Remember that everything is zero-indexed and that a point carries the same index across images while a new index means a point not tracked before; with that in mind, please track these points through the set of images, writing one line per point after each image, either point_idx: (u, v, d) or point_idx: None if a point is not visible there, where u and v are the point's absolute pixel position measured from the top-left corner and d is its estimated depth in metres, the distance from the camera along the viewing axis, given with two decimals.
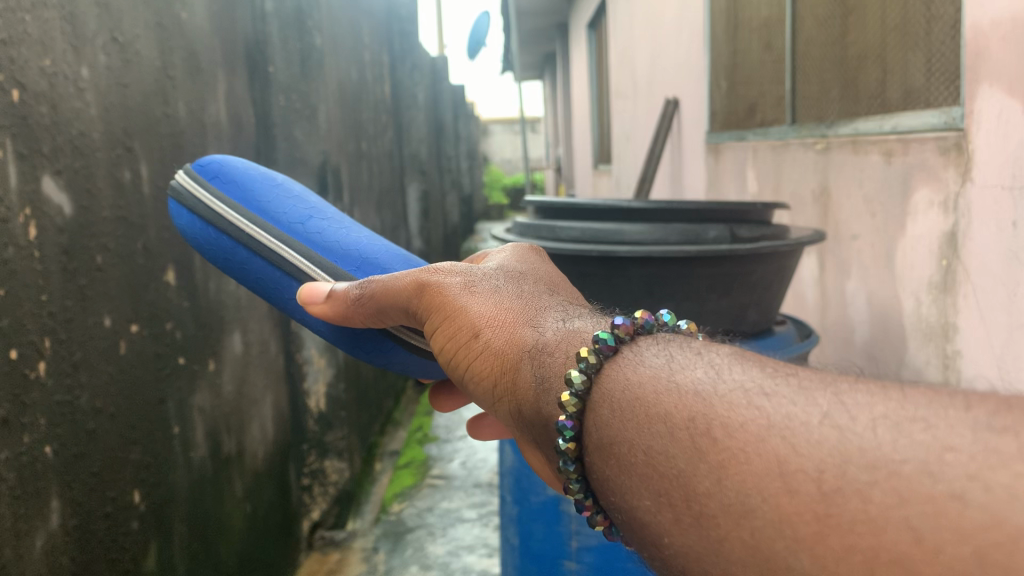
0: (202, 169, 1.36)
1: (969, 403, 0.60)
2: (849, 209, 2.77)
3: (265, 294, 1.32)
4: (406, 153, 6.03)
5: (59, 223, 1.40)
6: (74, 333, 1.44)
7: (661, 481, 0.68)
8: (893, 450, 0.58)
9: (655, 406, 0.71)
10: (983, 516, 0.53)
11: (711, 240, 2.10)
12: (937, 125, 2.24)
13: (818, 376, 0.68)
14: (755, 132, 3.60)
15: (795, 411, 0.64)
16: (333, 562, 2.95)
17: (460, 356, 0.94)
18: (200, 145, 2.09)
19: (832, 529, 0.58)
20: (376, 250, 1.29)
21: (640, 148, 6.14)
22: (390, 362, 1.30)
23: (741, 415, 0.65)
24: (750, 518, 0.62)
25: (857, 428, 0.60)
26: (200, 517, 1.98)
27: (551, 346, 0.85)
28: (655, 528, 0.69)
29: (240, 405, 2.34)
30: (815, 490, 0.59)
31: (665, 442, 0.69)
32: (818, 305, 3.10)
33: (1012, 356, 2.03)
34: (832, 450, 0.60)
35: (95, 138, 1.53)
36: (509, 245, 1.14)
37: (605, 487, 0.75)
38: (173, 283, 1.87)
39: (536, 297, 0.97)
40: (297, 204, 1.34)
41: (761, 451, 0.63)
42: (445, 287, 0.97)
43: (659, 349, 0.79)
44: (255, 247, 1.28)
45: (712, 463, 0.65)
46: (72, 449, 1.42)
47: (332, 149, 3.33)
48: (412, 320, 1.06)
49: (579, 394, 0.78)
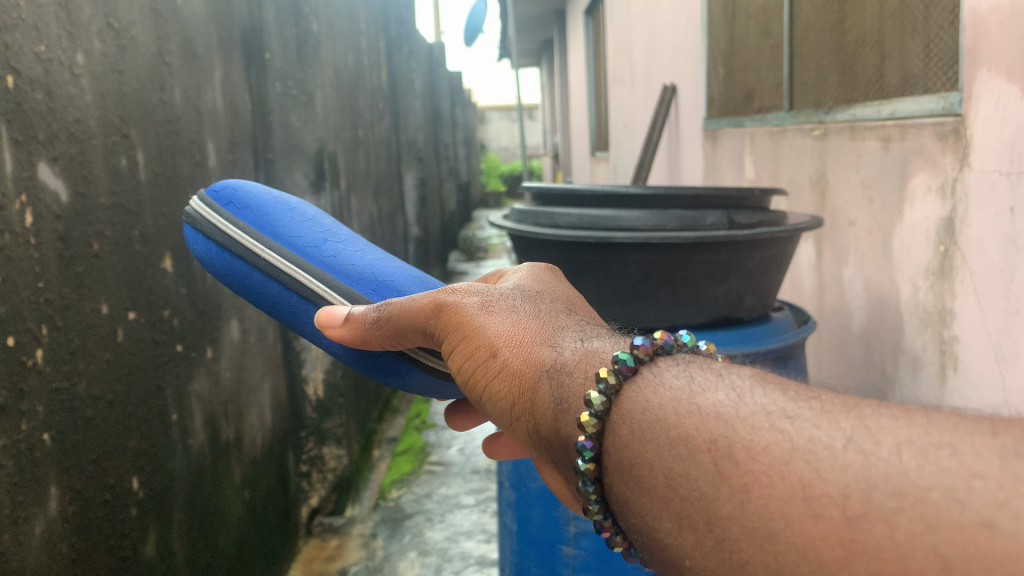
0: (217, 195, 1.36)
1: (995, 429, 0.59)
2: (847, 195, 2.77)
3: (285, 320, 1.31)
4: (403, 139, 6.01)
5: (55, 209, 1.40)
6: (72, 320, 1.44)
7: (683, 504, 0.67)
8: (918, 477, 0.57)
9: (676, 428, 0.70)
10: (1014, 545, 0.52)
11: (709, 226, 2.09)
12: (936, 111, 2.24)
13: (841, 400, 0.66)
14: (753, 118, 3.59)
15: (818, 434, 0.63)
16: (332, 547, 2.95)
17: (478, 377, 0.94)
18: (195, 130, 2.08)
19: (860, 554, 0.57)
20: (392, 272, 1.27)
21: (638, 134, 6.13)
22: (406, 384, 1.29)
23: (764, 437, 0.64)
24: (773, 542, 0.61)
25: (883, 453, 0.59)
26: (198, 504, 1.98)
27: (569, 366, 0.85)
28: (676, 550, 0.69)
29: (237, 392, 2.33)
30: (840, 515, 0.58)
31: (687, 464, 0.68)
32: (815, 291, 3.11)
33: (1009, 341, 2.04)
34: (857, 475, 0.59)
35: (91, 124, 1.52)
36: (525, 265, 1.13)
37: (625, 508, 0.74)
38: (169, 271, 1.87)
39: (555, 316, 0.96)
40: (312, 227, 1.33)
41: (784, 474, 0.62)
42: (462, 307, 0.97)
43: (679, 371, 0.77)
44: (271, 271, 1.27)
45: (734, 487, 0.64)
46: (71, 437, 1.42)
47: (329, 136, 3.32)
48: (429, 341, 1.06)
49: (599, 415, 0.76)
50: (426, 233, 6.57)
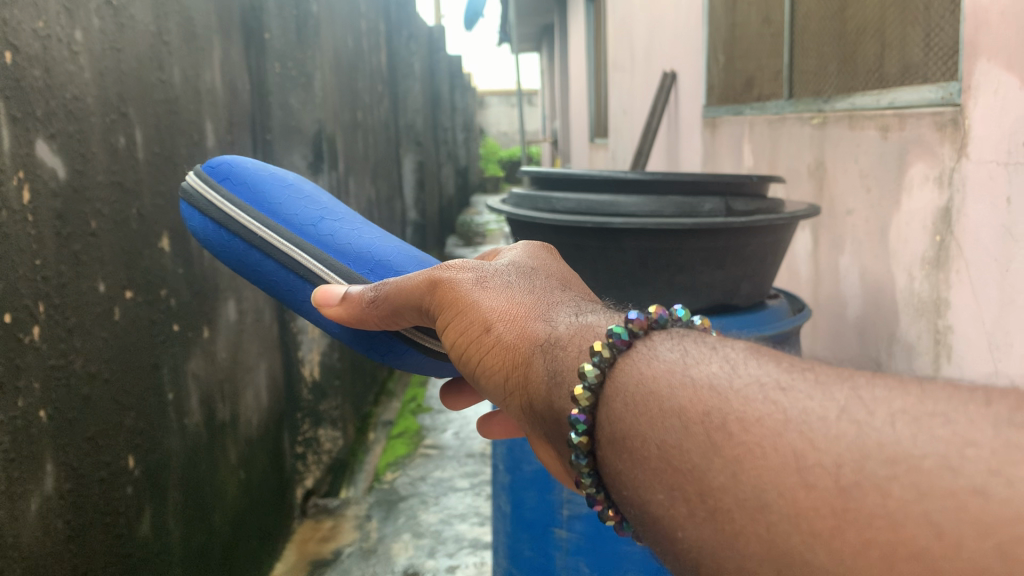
0: (212, 170, 1.36)
1: (988, 399, 0.60)
2: (844, 184, 2.78)
3: (282, 298, 1.32)
4: (402, 124, 6.00)
5: (53, 186, 1.40)
6: (68, 298, 1.45)
7: (675, 475, 0.68)
8: (912, 446, 0.58)
9: (670, 400, 0.71)
10: (1005, 510, 0.53)
11: (706, 213, 2.09)
12: (934, 100, 2.25)
13: (835, 371, 0.68)
14: (752, 106, 3.59)
15: (812, 405, 0.64)
16: (326, 528, 2.98)
17: (471, 352, 0.95)
18: (194, 111, 2.08)
19: (851, 523, 0.58)
20: (390, 252, 1.28)
21: (637, 121, 6.12)
22: (402, 363, 1.30)
23: (757, 409, 0.65)
24: (766, 513, 0.61)
25: (876, 423, 0.60)
26: (194, 482, 2.00)
27: (562, 340, 0.86)
28: (667, 522, 0.68)
29: (234, 372, 2.35)
30: (833, 485, 0.59)
31: (681, 436, 0.68)
32: (810, 279, 3.12)
33: (1003, 331, 2.06)
34: (850, 446, 0.60)
35: (90, 102, 1.53)
36: (521, 243, 1.14)
37: (617, 481, 0.75)
38: (167, 250, 1.87)
39: (548, 292, 0.97)
40: (308, 206, 1.34)
41: (777, 446, 0.62)
42: (457, 283, 0.98)
43: (670, 346, 0.79)
44: (268, 249, 1.28)
45: (726, 458, 0.64)
46: (67, 414, 1.43)
47: (328, 118, 3.32)
48: (424, 320, 1.07)
49: (592, 388, 0.78)
50: (424, 218, 6.58)
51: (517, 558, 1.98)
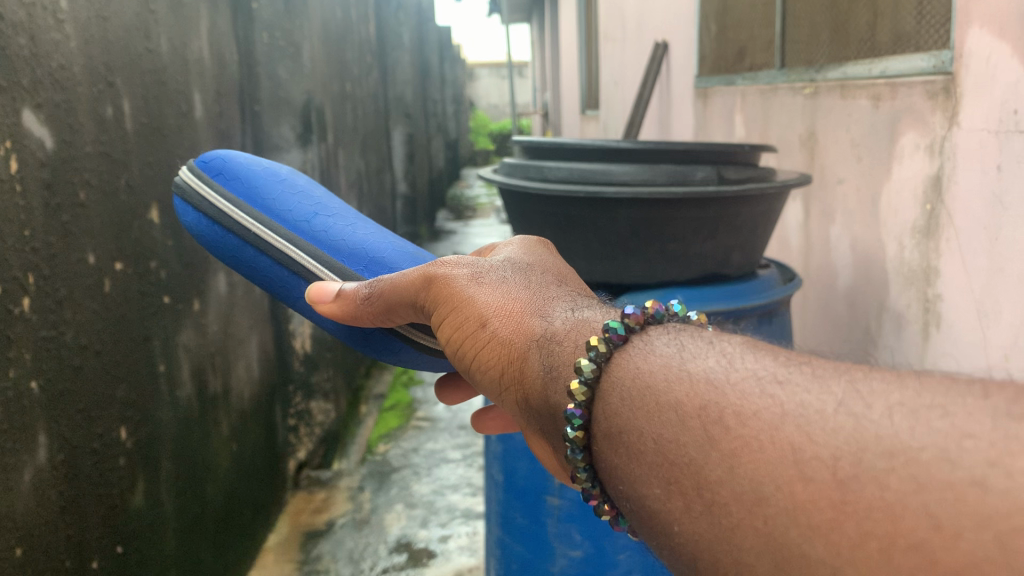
0: (206, 166, 1.35)
1: (987, 390, 0.57)
2: (835, 154, 2.77)
3: (276, 294, 1.31)
4: (393, 94, 5.97)
5: (40, 156, 1.38)
6: (58, 269, 1.43)
7: (671, 468, 0.66)
8: (909, 437, 0.56)
9: (666, 393, 0.70)
10: (1005, 502, 0.50)
11: (699, 180, 2.09)
12: (926, 69, 2.23)
13: (832, 364, 0.66)
14: (744, 77, 3.58)
15: (809, 399, 0.62)
16: (319, 500, 2.99)
17: (467, 348, 0.94)
18: (182, 81, 2.06)
19: (850, 511, 0.55)
20: (385, 248, 1.26)
21: (629, 91, 6.09)
22: (398, 359, 1.30)
23: (755, 403, 0.64)
24: (763, 506, 0.59)
25: (873, 416, 0.58)
26: (186, 455, 1.99)
27: (560, 335, 0.85)
28: (663, 517, 0.67)
29: (225, 344, 2.34)
30: (830, 477, 0.57)
31: (677, 428, 0.67)
32: (801, 250, 3.12)
33: (991, 299, 2.06)
34: (847, 439, 0.57)
35: (76, 71, 1.50)
36: (518, 238, 1.13)
37: (614, 476, 0.74)
38: (156, 222, 1.85)
39: (545, 287, 0.96)
40: (300, 197, 1.32)
41: (775, 438, 0.61)
42: (452, 279, 0.97)
43: (666, 341, 0.78)
44: (259, 244, 1.27)
45: (721, 449, 0.63)
46: (59, 386, 1.42)
47: (318, 89, 3.29)
48: (420, 316, 1.06)
49: (589, 383, 0.77)
50: (414, 189, 6.55)
51: (510, 528, 1.98)
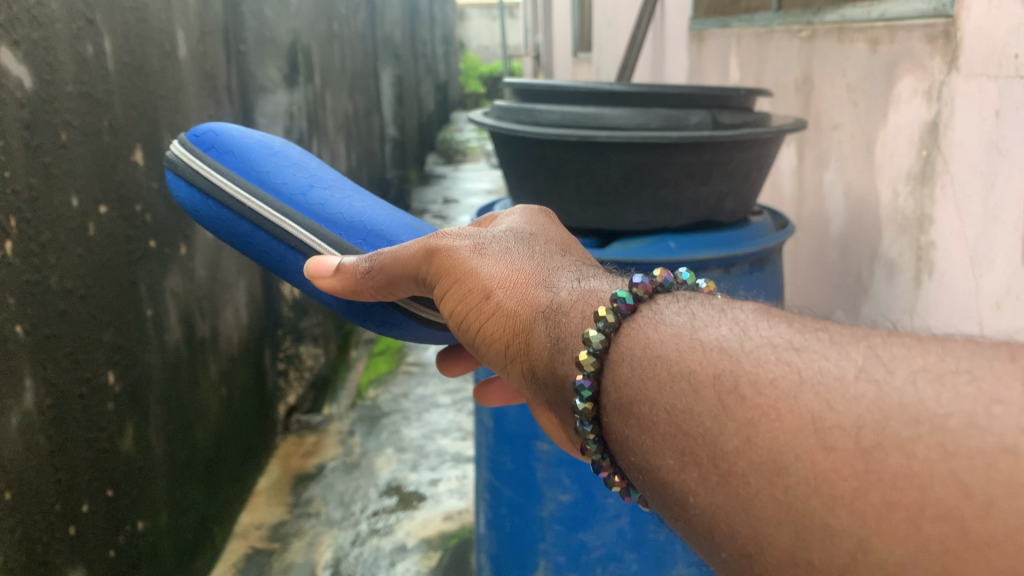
0: (197, 139, 1.27)
1: (1012, 356, 0.55)
2: (831, 99, 2.69)
3: (272, 269, 1.26)
4: (380, 33, 5.81)
5: (19, 97, 1.30)
6: (42, 212, 1.37)
7: (687, 440, 0.63)
8: (936, 405, 0.54)
9: (679, 364, 0.66)
10: None
11: (693, 125, 2.01)
12: (925, 12, 2.15)
13: (849, 329, 0.63)
14: (739, 18, 3.47)
15: (828, 366, 0.59)
16: (310, 444, 2.96)
17: (471, 320, 0.89)
18: (164, 19, 1.96)
19: (875, 482, 0.53)
20: (382, 221, 1.22)
21: (620, 32, 5.96)
22: (400, 334, 1.26)
23: (771, 370, 0.61)
24: (784, 476, 0.56)
25: (896, 382, 0.56)
26: (176, 400, 1.96)
27: (565, 304, 0.81)
28: (678, 488, 0.64)
29: (213, 287, 2.29)
30: (853, 446, 0.54)
31: (688, 398, 0.64)
32: (794, 197, 3.07)
33: (987, 247, 2.01)
34: (870, 406, 0.55)
35: (54, 8, 1.41)
36: (518, 207, 1.08)
37: (625, 449, 0.70)
38: (140, 164, 1.78)
39: (552, 257, 0.92)
40: (288, 167, 1.27)
41: (793, 407, 0.58)
42: (453, 251, 0.93)
43: (686, 309, 0.73)
44: (247, 216, 1.21)
45: (739, 421, 0.60)
46: (44, 329, 1.37)
47: (303, 27, 3.18)
48: (423, 289, 1.02)
49: (597, 355, 0.73)
50: (402, 133, 6.44)
51: (499, 471, 1.91)
